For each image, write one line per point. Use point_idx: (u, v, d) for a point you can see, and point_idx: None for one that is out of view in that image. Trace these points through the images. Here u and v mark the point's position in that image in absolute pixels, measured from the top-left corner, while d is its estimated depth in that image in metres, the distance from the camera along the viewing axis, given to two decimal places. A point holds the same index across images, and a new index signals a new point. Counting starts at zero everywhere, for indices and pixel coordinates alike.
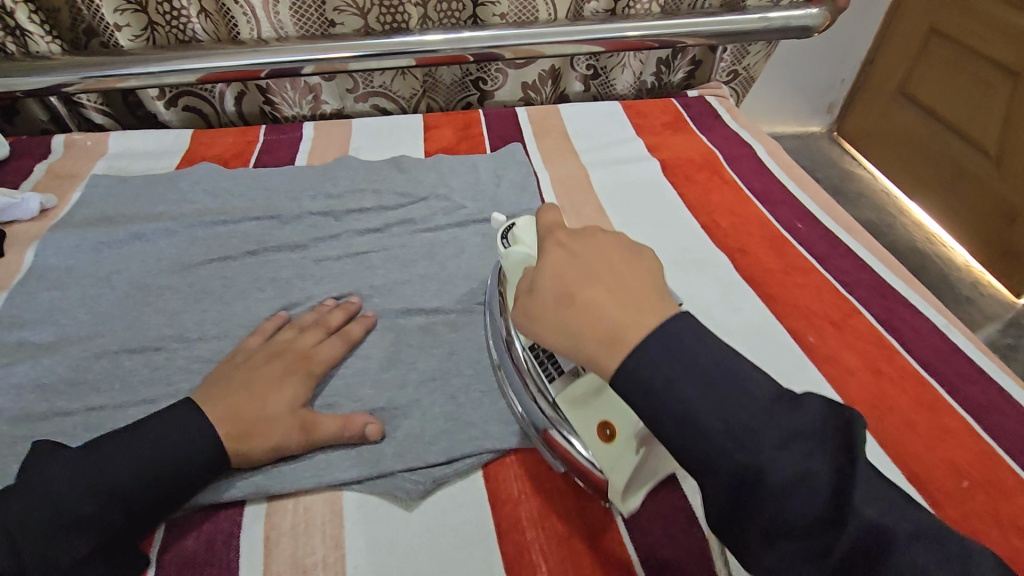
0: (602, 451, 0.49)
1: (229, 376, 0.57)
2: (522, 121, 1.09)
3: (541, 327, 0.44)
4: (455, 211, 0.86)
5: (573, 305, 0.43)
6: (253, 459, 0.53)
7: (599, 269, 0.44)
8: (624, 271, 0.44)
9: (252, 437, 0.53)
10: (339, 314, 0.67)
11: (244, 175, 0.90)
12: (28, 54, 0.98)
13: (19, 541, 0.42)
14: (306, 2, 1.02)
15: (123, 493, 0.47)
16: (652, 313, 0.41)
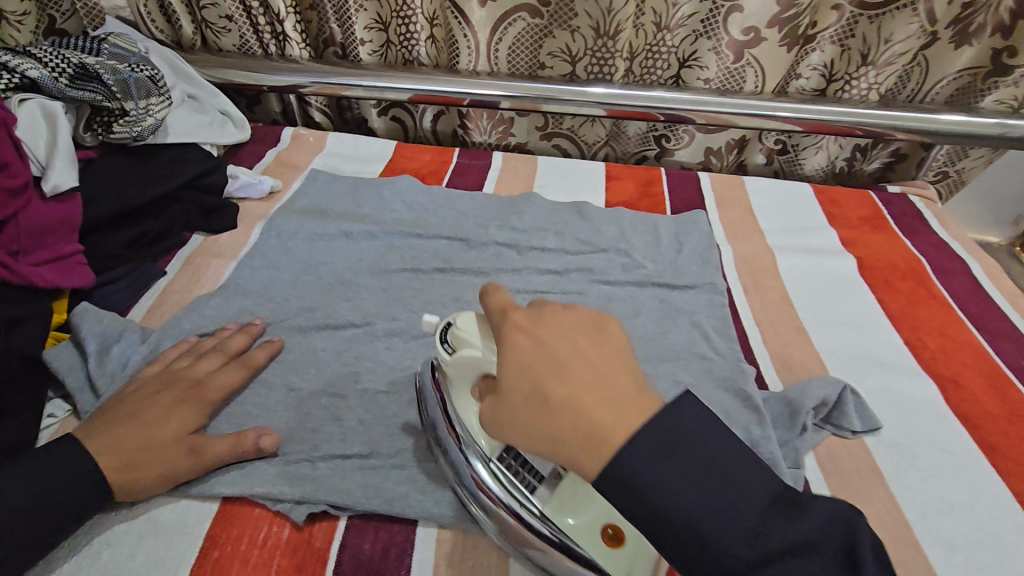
0: (608, 559, 0.46)
1: (107, 409, 0.56)
2: (704, 187, 1.06)
3: (513, 423, 0.40)
4: (634, 269, 0.84)
5: (543, 411, 0.38)
6: (143, 490, 0.52)
7: (560, 364, 0.39)
8: (588, 356, 0.40)
9: (135, 469, 0.51)
10: (239, 337, 0.66)
11: (439, 194, 0.96)
12: (283, 55, 1.13)
13: None
14: (525, 43, 1.07)
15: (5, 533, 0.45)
16: (629, 408, 0.37)
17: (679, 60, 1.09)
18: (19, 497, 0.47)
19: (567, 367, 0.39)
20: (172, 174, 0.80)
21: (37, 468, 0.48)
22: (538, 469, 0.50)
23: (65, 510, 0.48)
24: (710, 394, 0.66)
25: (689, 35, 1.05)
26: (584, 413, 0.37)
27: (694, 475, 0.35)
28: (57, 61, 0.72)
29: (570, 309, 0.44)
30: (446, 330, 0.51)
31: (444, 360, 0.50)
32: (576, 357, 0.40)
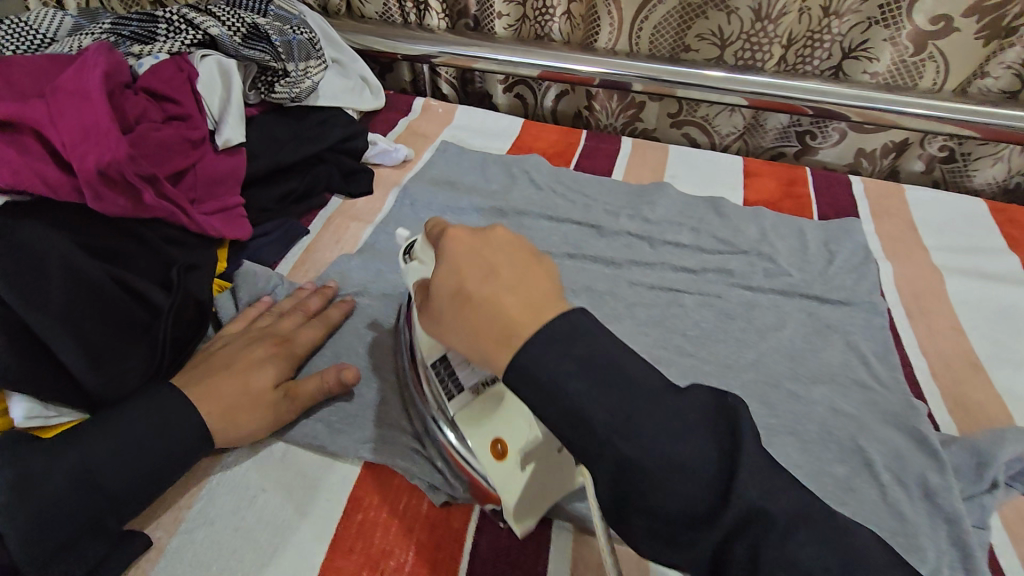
0: (494, 468, 0.48)
1: (201, 359, 0.56)
2: (856, 193, 0.95)
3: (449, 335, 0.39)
4: (779, 276, 0.77)
5: (455, 326, 0.38)
6: (243, 437, 0.52)
7: (467, 271, 0.38)
8: (506, 269, 0.38)
9: (236, 416, 0.52)
10: (317, 298, 0.66)
11: (568, 176, 0.92)
12: (422, 25, 1.13)
13: (103, 485, 0.45)
14: (672, 24, 1.01)
15: (166, 468, 0.48)
16: (534, 311, 0.36)
17: (843, 50, 0.98)
18: (131, 451, 0.47)
19: (475, 274, 0.38)
20: (321, 137, 0.82)
21: (155, 422, 0.48)
22: (461, 380, 0.51)
23: (167, 472, 0.48)
24: (875, 428, 0.60)
25: (861, 22, 0.94)
26: (468, 318, 0.37)
27: (614, 405, 0.33)
28: (234, 20, 0.75)
29: (513, 232, 0.41)
30: (412, 245, 0.54)
31: (403, 271, 0.53)
32: (491, 265, 0.38)
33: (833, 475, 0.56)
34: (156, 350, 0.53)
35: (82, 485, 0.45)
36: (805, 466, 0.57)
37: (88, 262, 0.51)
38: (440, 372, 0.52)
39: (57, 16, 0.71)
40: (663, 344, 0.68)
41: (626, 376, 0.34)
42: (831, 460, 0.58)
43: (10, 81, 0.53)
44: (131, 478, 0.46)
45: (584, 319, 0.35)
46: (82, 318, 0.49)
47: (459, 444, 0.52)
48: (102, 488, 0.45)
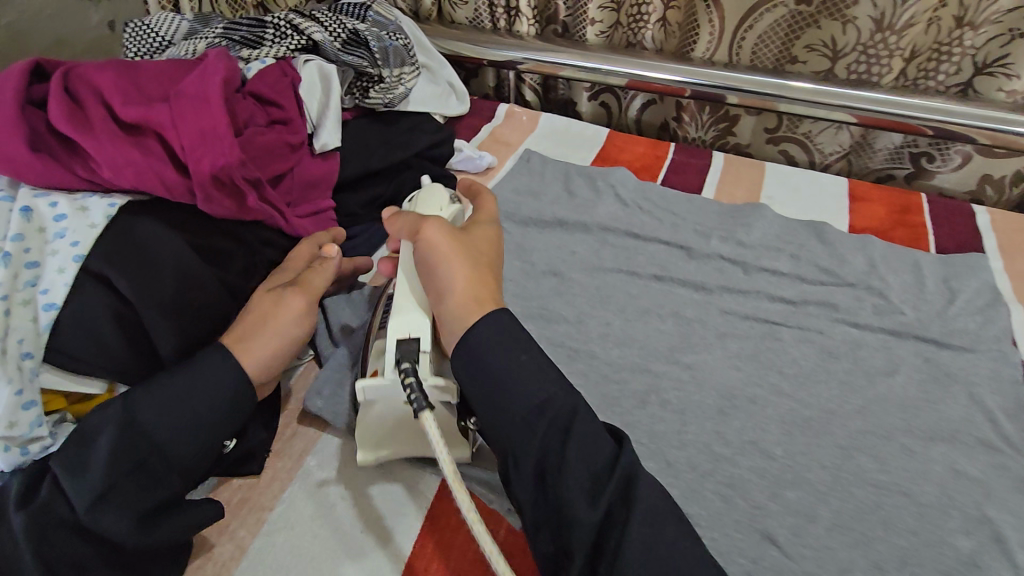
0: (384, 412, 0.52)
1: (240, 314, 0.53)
2: (982, 224, 0.85)
3: (423, 270, 0.53)
4: (890, 314, 0.70)
5: (431, 277, 0.52)
6: (264, 351, 0.50)
7: (474, 261, 0.52)
8: (492, 277, 0.53)
9: (247, 337, 0.50)
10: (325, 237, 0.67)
11: (656, 191, 0.87)
12: (511, 31, 1.12)
13: (143, 440, 0.44)
14: (778, 34, 0.95)
15: (199, 425, 0.46)
16: (484, 303, 0.50)
17: (976, 64, 0.89)
18: (169, 403, 0.45)
19: (485, 269, 0.53)
20: (410, 144, 0.81)
21: (191, 370, 0.47)
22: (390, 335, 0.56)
23: (204, 421, 0.46)
24: (1007, 498, 0.53)
25: (1001, 34, 0.85)
26: (468, 284, 0.50)
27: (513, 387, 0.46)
28: (336, 27, 0.77)
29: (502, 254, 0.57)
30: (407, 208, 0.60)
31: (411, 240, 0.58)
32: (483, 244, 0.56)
33: (957, 548, 0.50)
34: (216, 300, 0.53)
35: (130, 444, 0.43)
36: (923, 534, 0.51)
37: (163, 234, 0.51)
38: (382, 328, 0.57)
39: (175, 21, 0.75)
40: (757, 381, 0.63)
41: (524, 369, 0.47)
42: (955, 531, 0.51)
43: (137, 84, 0.55)
44: (175, 435, 0.45)
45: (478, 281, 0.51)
46: (154, 289, 0.49)
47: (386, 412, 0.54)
48: (144, 439, 0.44)
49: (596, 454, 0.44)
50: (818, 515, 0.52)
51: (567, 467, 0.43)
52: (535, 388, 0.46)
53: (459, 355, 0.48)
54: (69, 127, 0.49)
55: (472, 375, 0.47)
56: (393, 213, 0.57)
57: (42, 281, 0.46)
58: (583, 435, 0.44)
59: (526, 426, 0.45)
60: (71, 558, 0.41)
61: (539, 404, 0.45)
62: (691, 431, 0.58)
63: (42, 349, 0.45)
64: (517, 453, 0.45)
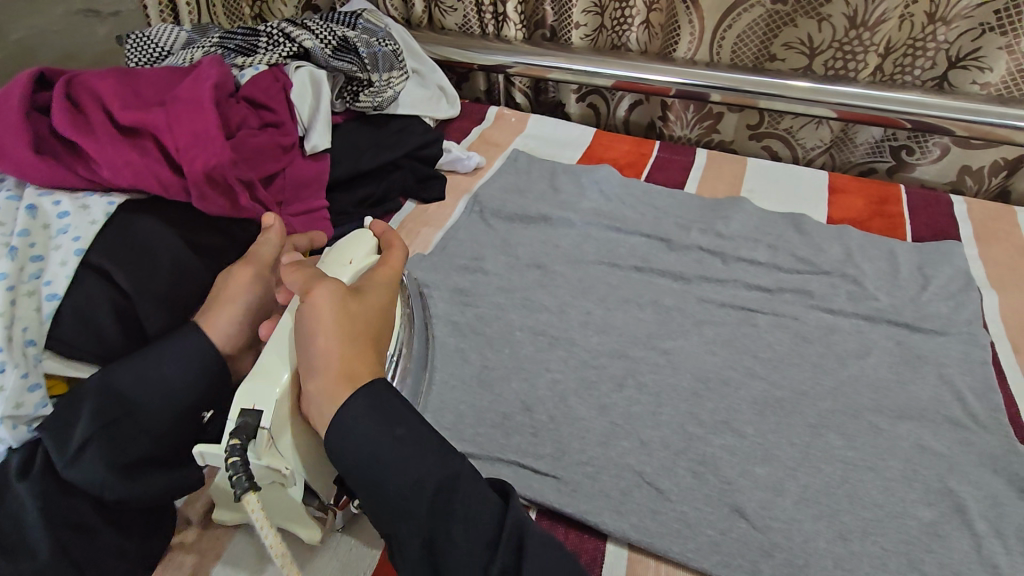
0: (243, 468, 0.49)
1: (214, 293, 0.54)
2: (958, 213, 0.87)
3: (300, 336, 0.47)
4: (864, 300, 0.72)
5: (305, 348, 0.46)
6: (219, 317, 0.51)
7: (355, 333, 0.47)
8: (374, 352, 0.48)
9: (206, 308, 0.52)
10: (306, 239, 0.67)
11: (638, 187, 0.90)
12: (499, 36, 1.15)
13: (122, 408, 0.46)
14: (757, 33, 0.97)
15: (175, 396, 0.48)
16: (356, 380, 0.45)
17: (950, 58, 0.91)
18: (143, 370, 0.48)
19: (368, 344, 0.47)
20: (399, 144, 0.85)
21: (168, 343, 0.49)
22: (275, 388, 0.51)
23: (181, 392, 0.48)
24: (969, 471, 0.55)
25: (973, 28, 0.87)
26: (343, 360, 0.45)
27: (388, 471, 0.42)
28: (326, 33, 0.80)
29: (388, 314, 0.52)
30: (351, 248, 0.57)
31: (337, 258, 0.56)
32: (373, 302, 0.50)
33: (919, 519, 0.52)
34: (204, 286, 0.56)
35: (107, 408, 0.46)
36: (887, 506, 0.53)
37: (158, 231, 0.54)
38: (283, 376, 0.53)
39: (173, 31, 0.79)
40: (732, 365, 0.65)
41: (399, 443, 0.43)
42: (917, 502, 0.53)
43: (134, 91, 0.59)
44: (150, 397, 0.47)
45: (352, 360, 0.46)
46: (150, 282, 0.52)
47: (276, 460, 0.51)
48: (122, 407, 0.47)
49: (480, 516, 0.42)
50: (786, 489, 0.54)
51: (454, 536, 0.41)
52: (414, 465, 0.43)
53: (333, 432, 0.44)
54: (71, 132, 0.53)
55: (354, 451, 0.43)
56: (296, 262, 0.51)
57: (45, 273, 0.49)
58: (466, 494, 0.43)
59: (401, 503, 0.42)
60: (70, 512, 0.44)
61: (421, 475, 0.42)
62: (666, 412, 0.60)
63: (44, 336, 0.48)
64: (405, 534, 0.42)
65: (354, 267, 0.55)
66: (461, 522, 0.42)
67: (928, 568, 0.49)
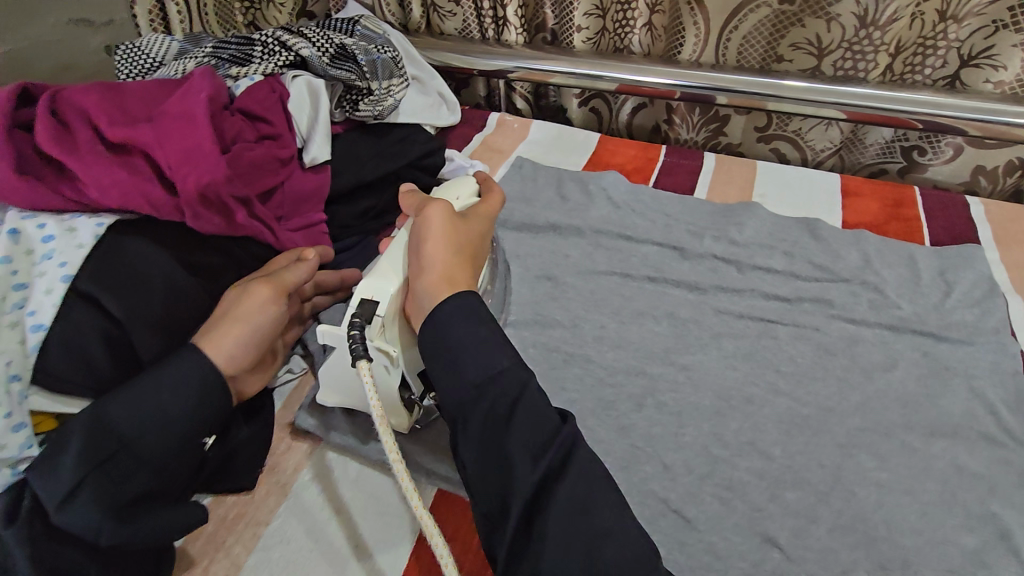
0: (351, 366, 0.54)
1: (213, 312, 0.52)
2: (976, 216, 0.85)
3: (414, 240, 0.53)
4: (888, 309, 0.70)
5: (414, 250, 0.52)
6: (227, 339, 0.49)
7: (455, 248, 0.53)
8: (470, 266, 0.53)
9: (214, 328, 0.49)
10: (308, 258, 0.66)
11: (648, 194, 0.87)
12: (499, 40, 1.13)
13: (119, 443, 0.43)
14: (764, 33, 0.95)
15: (175, 426, 0.45)
16: (456, 284, 0.50)
17: (961, 57, 0.89)
18: (136, 401, 0.44)
19: (466, 258, 0.53)
20: (401, 153, 0.82)
21: (162, 371, 0.46)
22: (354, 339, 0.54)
23: (183, 423, 0.45)
24: (1009, 492, 0.53)
25: (985, 26, 0.85)
26: (444, 265, 0.51)
27: (467, 363, 0.45)
28: (323, 41, 0.77)
29: (485, 245, 0.58)
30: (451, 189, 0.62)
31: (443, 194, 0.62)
32: (474, 230, 0.56)
33: (962, 546, 0.49)
34: (198, 308, 0.53)
35: (101, 445, 0.43)
36: (926, 532, 0.50)
37: (150, 253, 0.52)
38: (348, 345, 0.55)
39: (165, 42, 0.76)
40: (755, 380, 0.62)
41: (478, 337, 0.46)
42: (957, 527, 0.50)
43: (122, 105, 0.56)
44: (145, 430, 0.44)
45: (452, 261, 0.51)
46: (142, 307, 0.49)
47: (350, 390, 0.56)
48: (119, 443, 0.43)
49: (543, 431, 0.43)
50: (819, 515, 0.51)
51: (511, 434, 0.43)
52: (490, 361, 0.45)
53: (427, 322, 0.48)
54: (55, 150, 0.50)
55: (437, 335, 0.47)
56: (411, 190, 0.60)
57: (29, 303, 0.46)
58: (528, 408, 0.43)
59: (471, 389, 0.45)
60: (63, 560, 0.42)
61: (489, 376, 0.45)
62: (689, 433, 0.57)
63: (30, 371, 0.44)
64: (467, 415, 0.44)
65: (457, 205, 0.60)
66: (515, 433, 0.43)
67: None
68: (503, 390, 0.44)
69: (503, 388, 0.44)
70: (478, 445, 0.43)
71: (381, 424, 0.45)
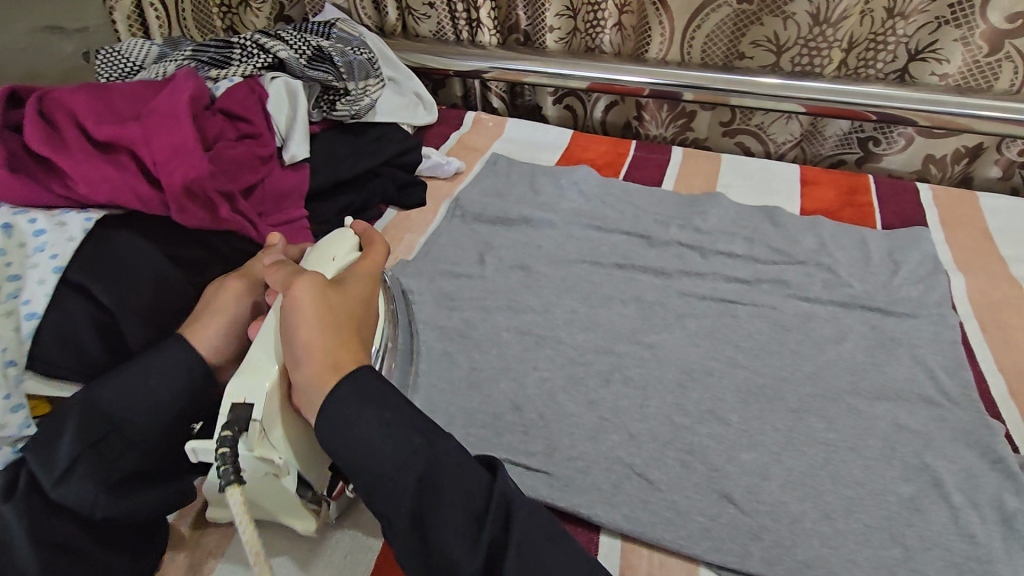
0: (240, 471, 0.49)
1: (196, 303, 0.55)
2: (924, 200, 0.90)
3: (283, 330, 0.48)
4: (839, 287, 0.74)
5: (286, 340, 0.48)
6: (211, 328, 0.51)
7: (334, 324, 0.49)
8: (356, 340, 0.50)
9: (197, 318, 0.52)
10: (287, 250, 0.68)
11: (617, 186, 0.92)
12: (474, 42, 1.16)
13: (108, 425, 0.46)
14: (725, 31, 1.00)
15: (161, 409, 0.48)
16: (340, 368, 0.47)
17: (910, 52, 0.95)
18: (129, 384, 0.47)
19: (350, 333, 0.50)
20: (378, 151, 0.85)
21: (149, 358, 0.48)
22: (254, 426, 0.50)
23: (169, 406, 0.48)
24: (945, 447, 0.57)
25: (929, 22, 0.91)
26: (324, 350, 0.47)
27: (376, 448, 0.44)
28: (300, 44, 0.80)
29: (370, 306, 0.55)
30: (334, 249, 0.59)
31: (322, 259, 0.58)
32: (354, 298, 0.53)
33: (900, 495, 0.53)
34: (184, 301, 0.55)
35: (92, 425, 0.45)
36: (868, 485, 0.54)
37: (139, 246, 0.54)
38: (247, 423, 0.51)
39: (146, 46, 0.78)
40: (715, 355, 0.66)
41: (381, 421, 0.44)
42: (896, 479, 0.55)
43: (109, 105, 0.58)
44: (139, 411, 0.47)
45: (338, 339, 0.48)
46: (131, 297, 0.51)
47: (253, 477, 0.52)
48: (108, 424, 0.46)
49: (471, 490, 0.43)
50: (771, 474, 0.55)
51: (442, 509, 0.42)
52: (395, 440, 0.44)
53: (323, 421, 0.45)
54: (45, 148, 0.52)
55: (341, 441, 0.44)
56: (279, 260, 0.54)
57: (22, 293, 0.48)
58: (448, 469, 0.43)
59: (388, 477, 0.43)
60: (58, 533, 0.44)
61: (401, 453, 0.43)
62: (653, 405, 0.61)
63: (24, 357, 0.47)
64: (393, 509, 0.42)
65: (335, 264, 0.58)
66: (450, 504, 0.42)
67: (910, 543, 0.50)
68: (416, 464, 0.43)
69: (417, 460, 0.43)
70: (411, 531, 0.42)
71: (255, 556, 0.43)
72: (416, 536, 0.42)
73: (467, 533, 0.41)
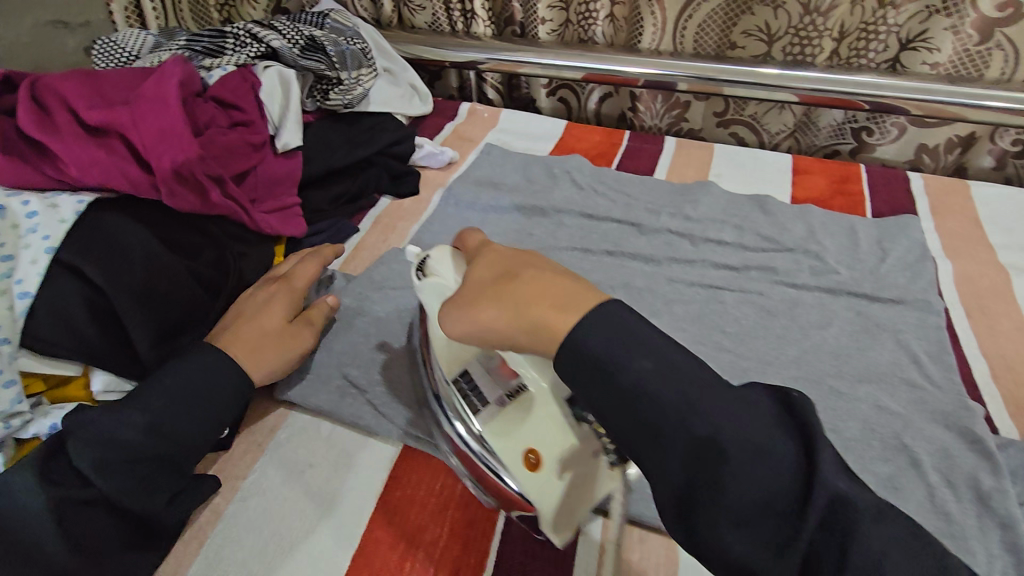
0: (529, 479, 0.47)
1: (239, 321, 0.58)
2: (915, 188, 0.91)
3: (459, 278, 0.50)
4: (826, 274, 0.75)
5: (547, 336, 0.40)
6: (272, 367, 0.57)
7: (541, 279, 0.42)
8: (564, 285, 0.41)
9: (261, 356, 0.56)
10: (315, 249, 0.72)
11: (609, 175, 0.92)
12: (468, 33, 1.17)
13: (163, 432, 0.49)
14: (717, 21, 1.00)
15: (212, 419, 0.52)
16: (581, 298, 0.40)
17: (901, 41, 0.94)
18: (183, 394, 0.50)
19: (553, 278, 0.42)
20: (372, 140, 0.86)
21: (195, 372, 0.52)
22: (483, 394, 0.50)
23: (219, 417, 0.52)
24: (925, 428, 0.58)
25: (920, 11, 0.90)
26: (568, 292, 0.41)
27: (636, 377, 0.36)
28: (293, 34, 0.81)
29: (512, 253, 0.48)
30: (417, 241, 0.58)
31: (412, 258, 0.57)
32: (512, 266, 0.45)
33: (878, 474, 0.54)
34: (178, 284, 0.57)
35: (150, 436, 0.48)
36: (847, 465, 0.55)
37: (130, 228, 0.56)
38: (463, 388, 0.52)
39: (142, 36, 0.80)
40: (701, 340, 0.67)
41: (640, 344, 0.37)
42: (875, 459, 0.55)
43: (100, 91, 0.60)
44: (191, 422, 0.50)
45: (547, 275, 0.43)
46: (123, 276, 0.53)
47: (476, 445, 0.51)
48: (164, 429, 0.49)
49: (746, 430, 0.34)
50: None
51: (733, 466, 0.33)
52: (667, 373, 0.36)
53: (572, 354, 0.38)
54: (38, 133, 0.54)
55: (602, 396, 0.38)
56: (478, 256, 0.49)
57: (15, 273, 0.50)
58: (719, 409, 0.35)
59: (677, 424, 0.35)
60: (92, 527, 0.46)
61: (677, 385, 0.36)
62: None
63: (17, 334, 0.48)
64: (664, 467, 0.35)
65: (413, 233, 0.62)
66: (727, 427, 0.34)
67: None
68: (690, 399, 0.35)
69: (684, 398, 0.35)
70: (681, 469, 0.35)
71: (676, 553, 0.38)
72: (684, 486, 0.34)
73: (785, 476, 0.33)
